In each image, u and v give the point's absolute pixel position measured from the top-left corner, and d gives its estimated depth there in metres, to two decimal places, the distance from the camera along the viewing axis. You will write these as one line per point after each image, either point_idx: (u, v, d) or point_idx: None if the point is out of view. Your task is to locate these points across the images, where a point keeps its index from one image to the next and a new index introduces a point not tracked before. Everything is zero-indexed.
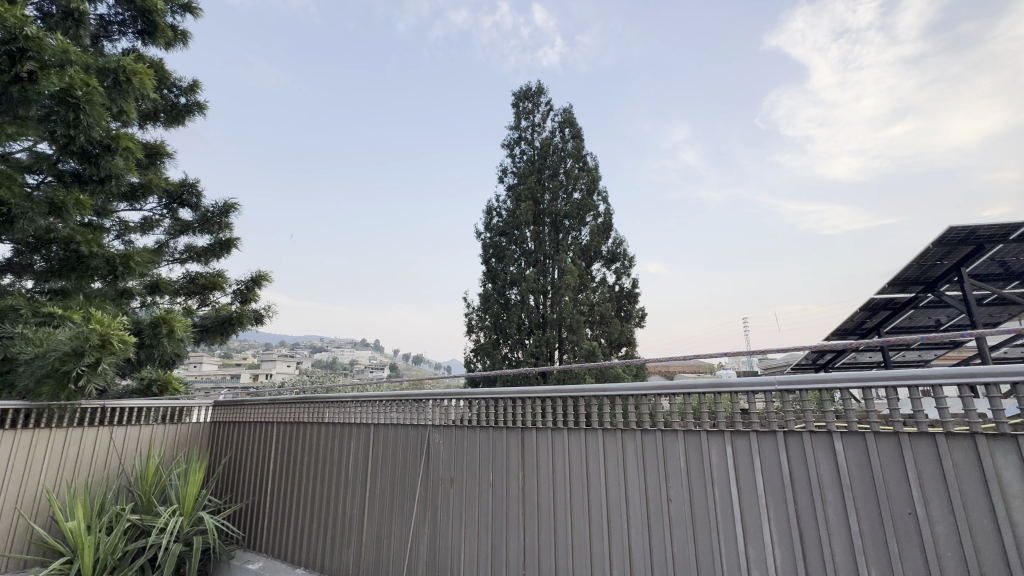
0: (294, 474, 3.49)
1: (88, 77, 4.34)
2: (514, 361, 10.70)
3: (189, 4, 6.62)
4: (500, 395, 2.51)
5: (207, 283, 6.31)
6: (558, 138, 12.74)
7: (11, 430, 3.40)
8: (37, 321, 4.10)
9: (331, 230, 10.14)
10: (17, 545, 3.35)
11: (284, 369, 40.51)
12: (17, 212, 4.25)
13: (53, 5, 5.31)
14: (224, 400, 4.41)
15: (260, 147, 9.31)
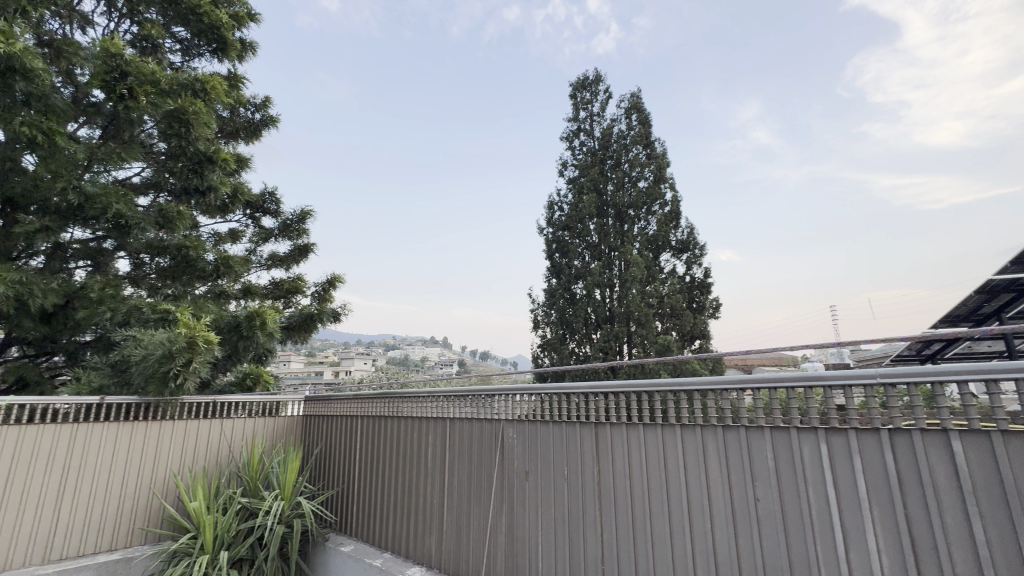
0: (378, 464, 3.71)
1: (198, 101, 5.11)
2: (582, 356, 10.66)
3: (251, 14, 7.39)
4: (570, 390, 2.51)
5: (291, 288, 6.89)
6: (623, 125, 12.58)
7: (144, 421, 3.92)
8: (155, 319, 4.70)
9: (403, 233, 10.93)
10: (154, 520, 3.87)
11: (361, 366, 42.97)
12: (134, 224, 4.85)
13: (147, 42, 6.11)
14: (313, 395, 4.76)
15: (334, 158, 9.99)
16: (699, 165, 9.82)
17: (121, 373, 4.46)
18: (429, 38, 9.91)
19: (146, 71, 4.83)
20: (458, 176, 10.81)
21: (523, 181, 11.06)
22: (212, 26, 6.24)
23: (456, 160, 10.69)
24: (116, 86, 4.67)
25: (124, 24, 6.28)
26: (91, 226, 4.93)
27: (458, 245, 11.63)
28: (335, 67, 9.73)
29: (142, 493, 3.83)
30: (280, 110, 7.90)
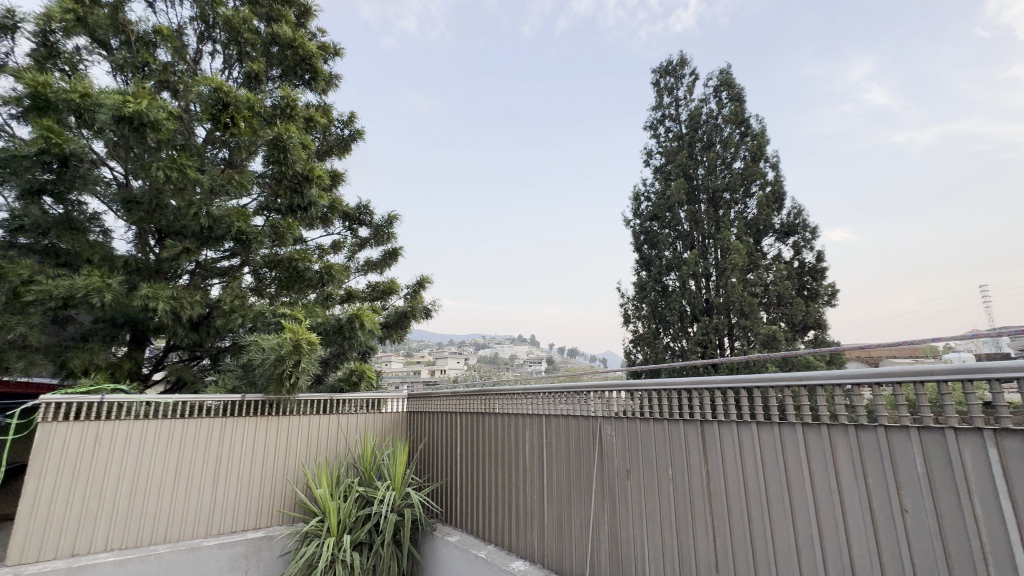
0: (478, 459, 3.85)
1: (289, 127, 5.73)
2: (678, 350, 10.22)
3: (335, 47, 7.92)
4: (668, 386, 2.41)
5: (386, 289, 7.41)
6: (713, 105, 11.85)
7: (276, 417, 4.45)
8: (275, 325, 5.41)
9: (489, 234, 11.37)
10: (288, 504, 4.37)
11: (457, 364, 45.02)
12: (253, 238, 5.52)
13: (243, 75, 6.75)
14: (415, 393, 5.05)
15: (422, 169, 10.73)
16: (807, 138, 8.96)
17: (247, 372, 5.06)
18: (502, 41, 9.78)
19: (244, 101, 5.55)
20: (535, 176, 10.82)
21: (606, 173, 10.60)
22: (300, 56, 6.90)
23: (534, 161, 10.71)
24: (221, 116, 5.39)
25: (234, 73, 6.88)
26: (219, 246, 5.65)
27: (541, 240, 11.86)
28: (418, 81, 10.11)
29: (277, 479, 4.35)
30: (364, 125, 8.33)
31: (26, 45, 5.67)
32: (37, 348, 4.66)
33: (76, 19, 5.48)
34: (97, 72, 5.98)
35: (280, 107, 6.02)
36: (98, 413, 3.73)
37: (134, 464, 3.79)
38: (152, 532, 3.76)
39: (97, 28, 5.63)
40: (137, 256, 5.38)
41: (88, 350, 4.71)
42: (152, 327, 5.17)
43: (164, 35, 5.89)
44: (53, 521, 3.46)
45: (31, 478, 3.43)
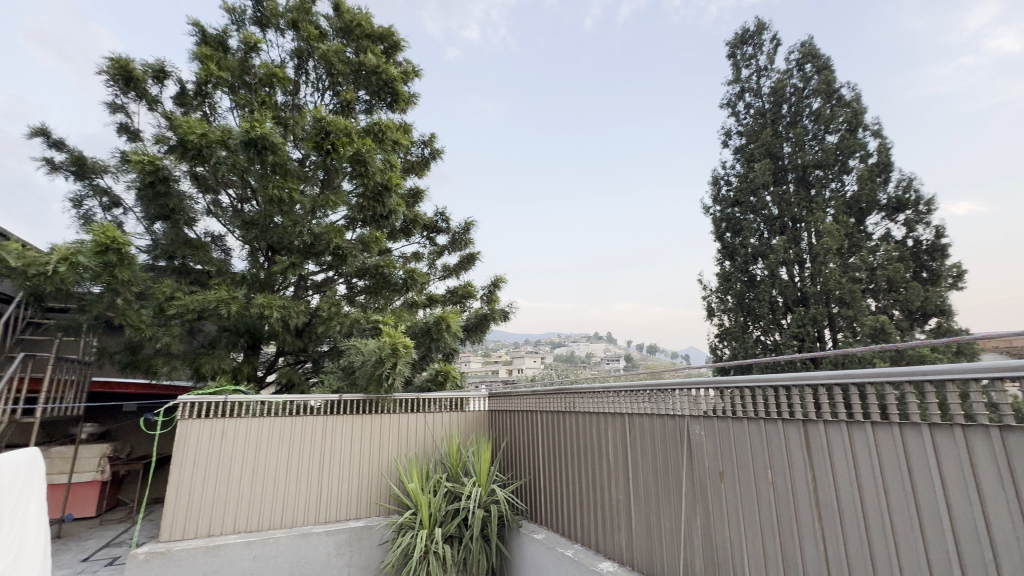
0: (561, 458, 3.85)
1: (364, 141, 6.08)
2: (771, 344, 9.49)
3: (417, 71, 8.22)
4: (763, 383, 2.24)
5: (463, 294, 7.64)
6: (796, 76, 10.85)
7: (370, 415, 4.77)
8: (368, 330, 5.77)
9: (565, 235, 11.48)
10: (383, 496, 4.66)
11: (534, 364, 45.37)
12: (348, 253, 5.99)
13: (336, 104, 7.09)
14: (495, 392, 5.17)
15: (491, 174, 10.86)
16: (917, 102, 7.88)
17: (348, 373, 5.34)
18: (564, 37, 9.61)
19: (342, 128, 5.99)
20: (596, 173, 10.36)
21: (665, 157, 9.77)
22: (384, 81, 7.20)
23: (599, 160, 10.17)
24: (324, 143, 5.86)
25: (325, 99, 7.29)
26: (319, 260, 6.19)
27: (611, 233, 11.31)
28: (484, 87, 10.51)
29: (373, 473, 4.66)
30: (443, 146, 8.51)
31: (172, 90, 6.48)
32: (179, 355, 5.34)
33: (215, 66, 6.18)
34: (223, 111, 6.61)
35: (372, 130, 6.58)
36: (223, 412, 4.22)
37: (253, 458, 4.25)
38: (270, 518, 4.20)
39: (225, 72, 6.35)
40: (250, 272, 5.91)
41: (216, 357, 5.37)
42: (265, 336, 5.76)
43: (279, 78, 6.43)
44: (192, 505, 3.98)
45: (174, 469, 3.98)
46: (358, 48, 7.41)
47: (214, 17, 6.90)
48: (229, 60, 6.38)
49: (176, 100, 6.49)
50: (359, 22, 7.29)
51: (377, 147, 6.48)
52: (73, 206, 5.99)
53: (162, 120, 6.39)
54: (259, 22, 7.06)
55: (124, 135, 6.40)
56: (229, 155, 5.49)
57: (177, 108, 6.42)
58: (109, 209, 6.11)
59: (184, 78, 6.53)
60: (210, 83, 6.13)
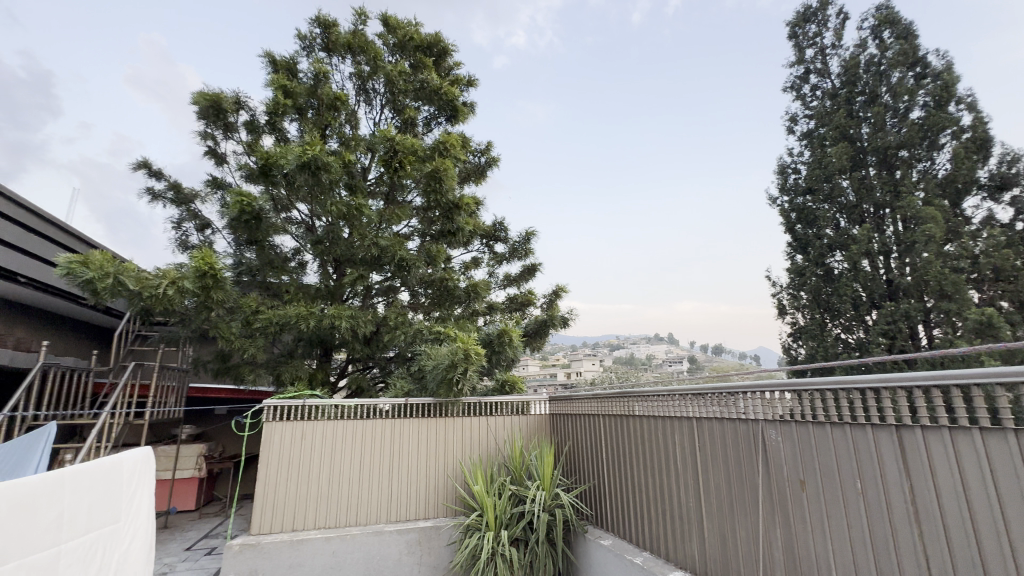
0: (626, 463, 3.77)
1: (446, 161, 6.16)
2: (853, 343, 8.78)
3: (471, 80, 8.36)
4: (846, 385, 2.08)
5: (524, 301, 7.70)
6: (872, 47, 10.04)
7: (435, 418, 4.91)
8: (431, 337, 5.94)
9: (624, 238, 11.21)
10: (450, 498, 4.77)
11: (593, 367, 44.67)
12: (411, 264, 6.22)
13: (399, 120, 7.50)
14: (556, 396, 5.15)
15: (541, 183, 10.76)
16: None
17: (419, 379, 5.44)
18: (612, 34, 9.39)
19: (408, 146, 6.21)
20: (641, 169, 9.75)
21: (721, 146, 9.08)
22: (444, 98, 7.40)
23: (645, 150, 9.52)
24: (392, 162, 6.13)
25: (384, 115, 7.66)
26: (384, 271, 6.47)
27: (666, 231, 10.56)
28: (534, 91, 10.53)
29: (440, 475, 4.79)
30: (499, 152, 8.36)
31: (246, 119, 7.02)
32: (262, 364, 5.78)
33: (287, 94, 6.64)
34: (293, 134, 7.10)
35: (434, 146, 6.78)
36: (302, 415, 4.52)
37: (329, 458, 4.51)
38: (345, 516, 4.43)
39: (296, 99, 6.78)
40: (322, 285, 6.34)
41: (292, 366, 5.76)
42: (336, 344, 6.13)
43: (342, 100, 6.73)
44: (276, 502, 4.29)
45: (261, 467, 4.31)
46: (415, 63, 7.69)
47: (285, 46, 7.45)
48: (299, 87, 6.81)
49: (249, 129, 6.94)
50: (411, 35, 7.56)
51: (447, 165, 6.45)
52: (173, 228, 6.71)
53: (240, 148, 6.95)
54: (325, 49, 7.50)
55: (212, 160, 6.96)
56: (310, 178, 5.67)
57: (251, 136, 6.97)
58: (201, 230, 6.76)
59: (258, 109, 7.01)
60: (281, 113, 6.57)
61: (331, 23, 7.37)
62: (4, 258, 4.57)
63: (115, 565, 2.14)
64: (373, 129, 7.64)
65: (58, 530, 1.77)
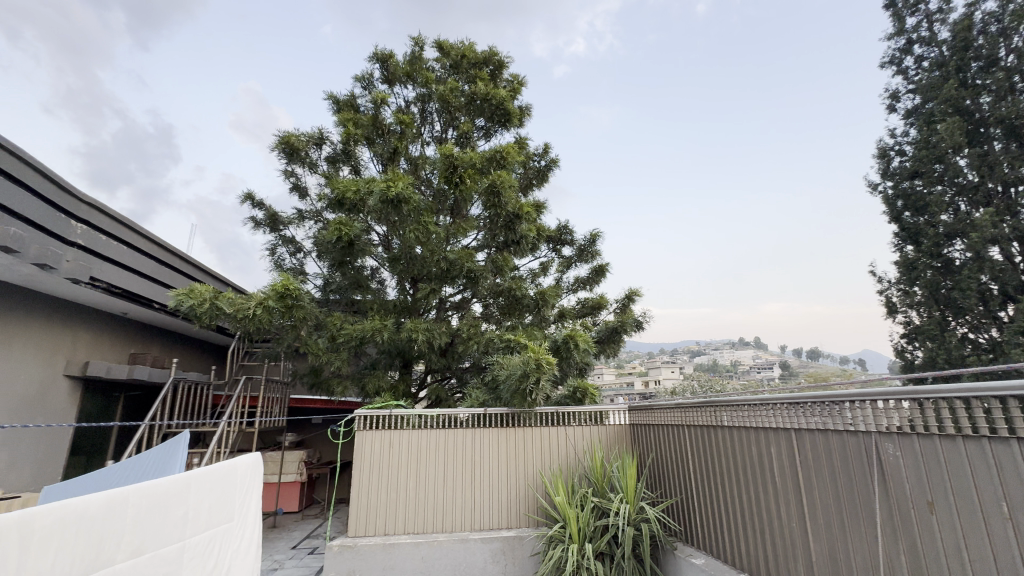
0: (717, 476, 3.55)
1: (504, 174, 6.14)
2: (985, 344, 7.69)
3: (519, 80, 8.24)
4: (981, 393, 1.80)
5: (594, 305, 7.56)
6: (990, 6, 8.85)
7: (514, 428, 4.95)
8: (503, 347, 5.99)
9: (698, 241, 10.64)
10: (532, 509, 4.77)
11: (672, 374, 42.65)
12: (480, 274, 6.41)
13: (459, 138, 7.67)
14: (635, 405, 4.99)
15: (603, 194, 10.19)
16: None
17: (493, 388, 5.47)
18: (675, 30, 9.07)
19: (465, 160, 6.30)
20: (712, 163, 9.19)
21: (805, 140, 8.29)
22: (496, 105, 7.50)
23: (717, 147, 9.00)
24: (453, 176, 6.24)
25: (448, 134, 7.93)
26: (457, 283, 6.69)
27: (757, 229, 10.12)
28: (596, 97, 10.39)
29: (521, 485, 4.81)
30: (558, 151, 8.28)
31: (326, 152, 7.61)
32: (348, 376, 6.18)
33: (355, 126, 7.09)
34: (366, 161, 7.58)
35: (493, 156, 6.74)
36: (389, 424, 4.79)
37: (416, 465, 4.72)
38: (433, 523, 4.59)
39: (363, 130, 7.22)
40: (401, 300, 6.71)
41: (375, 377, 6.09)
42: (415, 356, 6.38)
43: (406, 123, 7.12)
44: (370, 506, 4.55)
45: (355, 473, 4.60)
46: (471, 81, 7.93)
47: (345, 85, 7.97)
48: (364, 118, 7.24)
49: (330, 161, 7.56)
50: (463, 53, 7.83)
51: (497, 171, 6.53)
52: (268, 254, 7.38)
53: (321, 178, 7.51)
54: (386, 79, 7.91)
55: (296, 194, 7.66)
56: (378, 201, 5.88)
57: (331, 167, 7.55)
58: (293, 254, 7.44)
59: (334, 141, 7.56)
60: (353, 142, 7.03)
61: (387, 55, 7.82)
62: (143, 289, 5.34)
63: (228, 560, 2.38)
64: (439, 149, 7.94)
65: (182, 527, 2.02)
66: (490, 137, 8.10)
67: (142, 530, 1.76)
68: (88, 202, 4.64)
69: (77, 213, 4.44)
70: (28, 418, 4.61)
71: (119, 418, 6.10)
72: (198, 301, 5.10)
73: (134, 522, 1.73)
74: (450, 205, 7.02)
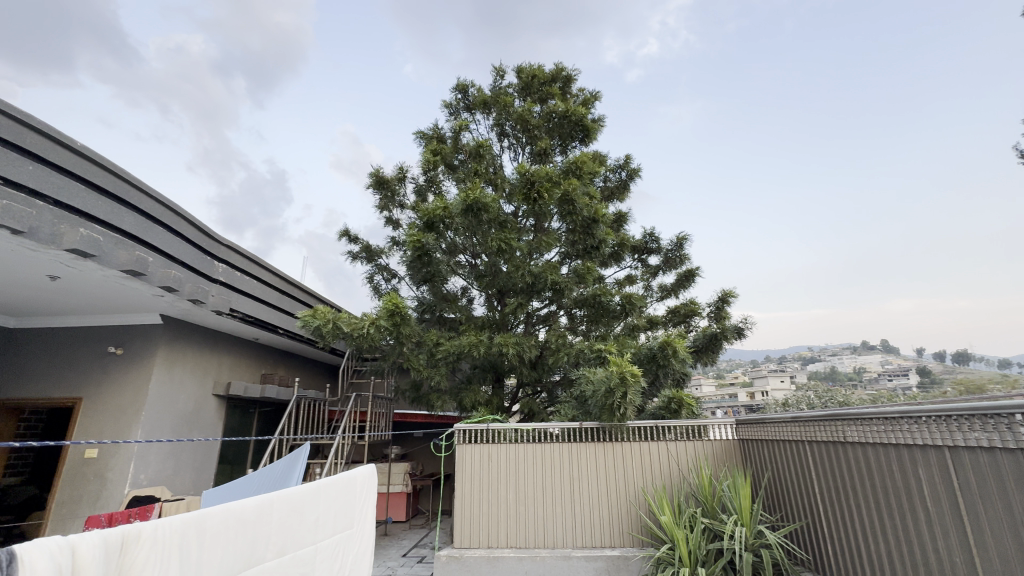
0: (852, 499, 3.14)
1: (570, 181, 6.24)
2: None
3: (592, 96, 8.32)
4: None
5: (688, 312, 7.19)
6: None
7: (610, 442, 4.81)
8: (594, 358, 5.84)
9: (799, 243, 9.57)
10: (636, 527, 4.57)
11: (782, 384, 38.83)
12: (566, 286, 6.37)
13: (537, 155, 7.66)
14: (744, 418, 4.60)
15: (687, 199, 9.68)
16: None
17: (582, 402, 5.30)
18: (756, 15, 8.49)
19: (544, 175, 6.41)
20: (815, 147, 8.25)
21: (929, 120, 6.86)
22: (574, 121, 7.53)
23: (821, 130, 8.01)
24: (531, 193, 6.28)
25: (522, 154, 8.07)
26: (544, 296, 6.71)
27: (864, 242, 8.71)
28: (676, 96, 10.03)
29: (623, 502, 4.64)
30: (638, 159, 8.13)
31: (413, 185, 8.12)
32: (446, 391, 6.42)
33: (437, 156, 7.57)
34: (448, 187, 7.94)
35: (570, 169, 6.74)
36: (487, 438, 4.91)
37: (515, 479, 4.77)
38: (535, 538, 4.60)
39: (446, 158, 7.69)
40: (489, 315, 6.90)
41: (472, 391, 6.26)
42: (506, 370, 6.49)
43: (485, 147, 7.45)
44: (473, 518, 4.68)
45: (457, 485, 4.78)
46: (545, 97, 8.07)
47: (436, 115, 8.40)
48: (447, 147, 7.72)
49: (416, 193, 8.05)
50: (533, 73, 7.98)
51: (577, 185, 6.61)
52: (367, 280, 8.00)
53: (410, 212, 8.02)
54: (468, 108, 8.30)
55: (389, 226, 8.23)
56: (460, 217, 6.22)
57: (416, 197, 8.01)
58: (389, 279, 7.99)
59: (417, 175, 8.05)
60: (436, 169, 7.48)
61: (471, 87, 8.26)
62: (270, 316, 6.07)
63: (351, 565, 2.58)
64: (515, 168, 8.14)
65: (314, 533, 2.22)
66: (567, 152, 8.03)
67: (283, 534, 1.98)
68: (226, 245, 5.41)
69: (218, 255, 5.21)
70: (187, 433, 5.43)
71: (254, 431, 6.94)
72: (322, 321, 5.59)
73: (278, 527, 1.94)
74: (532, 222, 7.13)
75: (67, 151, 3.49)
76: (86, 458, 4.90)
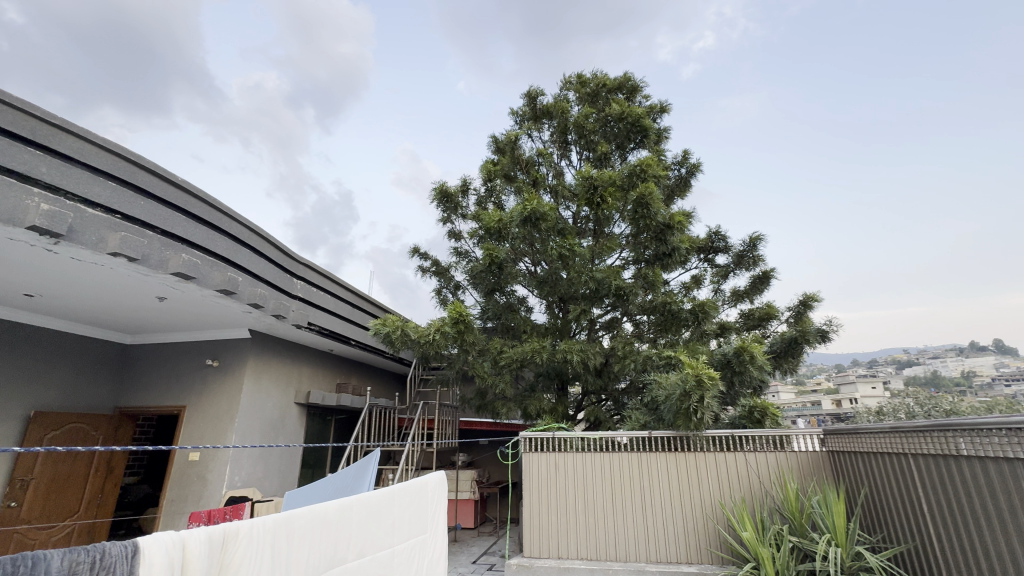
0: (965, 520, 2.81)
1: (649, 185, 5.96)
2: None
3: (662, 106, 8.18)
4: None
5: (763, 314, 6.76)
6: None
7: (683, 452, 4.60)
8: (663, 362, 5.66)
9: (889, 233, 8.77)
10: (714, 542, 4.33)
11: (875, 391, 35.36)
12: (631, 291, 6.23)
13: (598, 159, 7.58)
14: (833, 428, 4.24)
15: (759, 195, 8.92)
16: None
17: (654, 409, 5.12)
18: None
19: (607, 180, 6.36)
20: (903, 129, 7.51)
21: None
22: (630, 122, 7.43)
23: (909, 110, 7.27)
24: (593, 197, 6.24)
25: (579, 159, 8.02)
26: (608, 301, 6.59)
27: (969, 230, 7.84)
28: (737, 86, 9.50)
29: (698, 516, 4.42)
30: (699, 155, 7.85)
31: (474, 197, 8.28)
32: (511, 398, 6.44)
33: (494, 167, 7.70)
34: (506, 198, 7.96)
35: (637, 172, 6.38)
36: (553, 446, 4.90)
37: (583, 488, 4.71)
38: (607, 550, 4.49)
39: (503, 168, 7.78)
40: (552, 322, 6.92)
41: (536, 398, 6.24)
42: (571, 377, 6.43)
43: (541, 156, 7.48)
44: (541, 527, 4.67)
45: (525, 493, 4.80)
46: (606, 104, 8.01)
47: (502, 125, 8.52)
48: (503, 157, 7.81)
49: (477, 204, 8.20)
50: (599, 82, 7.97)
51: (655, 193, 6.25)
52: (434, 293, 8.21)
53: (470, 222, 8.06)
54: (528, 118, 8.38)
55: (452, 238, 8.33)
56: (520, 226, 6.28)
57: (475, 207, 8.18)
58: (454, 290, 8.18)
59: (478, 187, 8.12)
60: (494, 179, 7.62)
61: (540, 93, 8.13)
62: (343, 328, 6.43)
63: (427, 567, 2.66)
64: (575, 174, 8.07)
65: (392, 535, 2.32)
66: (630, 153, 7.85)
67: (364, 534, 2.09)
68: (303, 262, 5.83)
69: (296, 272, 5.62)
70: (273, 438, 5.87)
71: (331, 437, 7.35)
72: (392, 327, 5.88)
73: (360, 527, 2.05)
74: (593, 228, 7.14)
75: (168, 184, 3.93)
76: (189, 460, 5.43)
